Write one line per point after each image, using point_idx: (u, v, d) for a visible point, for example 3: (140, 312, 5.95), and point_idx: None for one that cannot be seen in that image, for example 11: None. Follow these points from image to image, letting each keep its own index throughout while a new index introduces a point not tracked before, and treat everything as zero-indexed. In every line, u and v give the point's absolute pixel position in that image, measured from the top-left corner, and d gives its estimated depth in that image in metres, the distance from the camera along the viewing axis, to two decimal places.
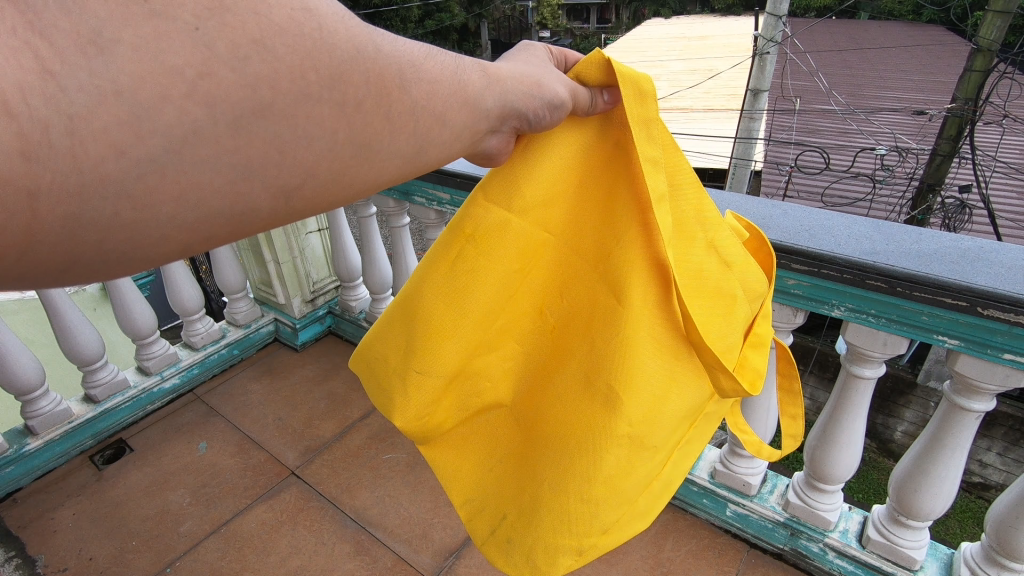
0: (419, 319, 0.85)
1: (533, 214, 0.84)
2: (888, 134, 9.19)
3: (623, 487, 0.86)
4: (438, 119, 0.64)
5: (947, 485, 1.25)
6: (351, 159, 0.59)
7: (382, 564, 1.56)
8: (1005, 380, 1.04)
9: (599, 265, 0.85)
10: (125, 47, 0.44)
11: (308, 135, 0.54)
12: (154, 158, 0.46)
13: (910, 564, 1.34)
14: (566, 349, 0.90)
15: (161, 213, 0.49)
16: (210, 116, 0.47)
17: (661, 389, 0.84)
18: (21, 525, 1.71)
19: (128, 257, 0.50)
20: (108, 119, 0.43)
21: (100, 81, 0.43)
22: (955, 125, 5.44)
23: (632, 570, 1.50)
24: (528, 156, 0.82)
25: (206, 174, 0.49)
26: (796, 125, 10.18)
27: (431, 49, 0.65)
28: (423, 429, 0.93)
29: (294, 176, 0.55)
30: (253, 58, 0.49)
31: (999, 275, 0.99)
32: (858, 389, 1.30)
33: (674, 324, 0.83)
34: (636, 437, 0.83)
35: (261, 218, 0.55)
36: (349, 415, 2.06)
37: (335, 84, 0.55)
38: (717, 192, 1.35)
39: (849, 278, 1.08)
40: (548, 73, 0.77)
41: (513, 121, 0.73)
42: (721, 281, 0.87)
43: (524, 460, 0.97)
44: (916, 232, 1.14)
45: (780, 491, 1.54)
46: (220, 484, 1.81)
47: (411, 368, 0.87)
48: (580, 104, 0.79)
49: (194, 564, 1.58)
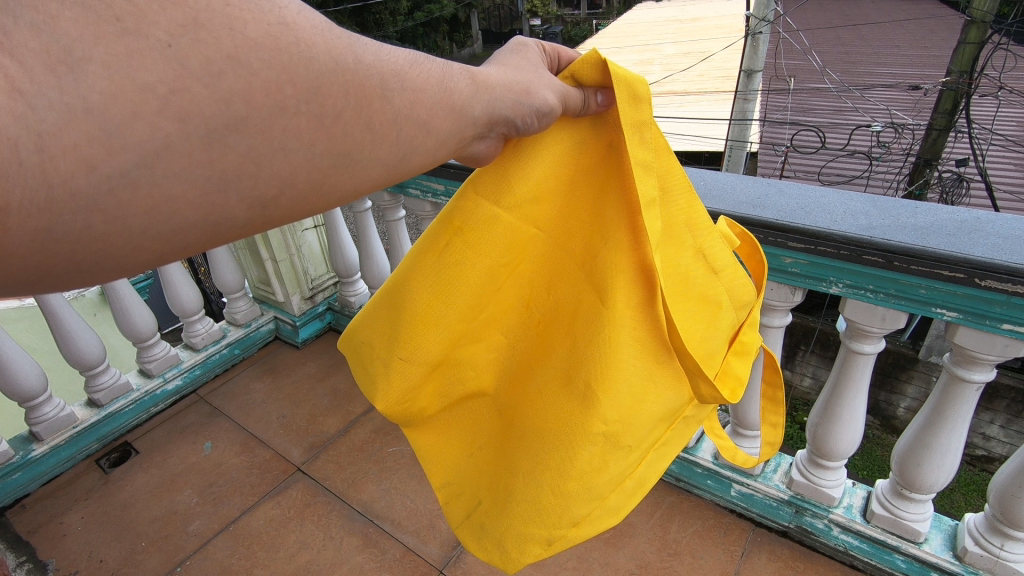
0: (405, 308, 0.85)
1: (521, 211, 0.84)
2: (884, 110, 9.14)
3: (597, 483, 0.88)
4: (422, 128, 0.66)
5: (950, 457, 1.25)
6: (331, 169, 0.59)
7: (391, 555, 1.57)
8: (1004, 350, 1.04)
9: (585, 266, 0.85)
10: (96, 65, 0.44)
11: (284, 147, 0.55)
12: (126, 173, 0.47)
13: (913, 537, 1.34)
14: (550, 344, 0.90)
15: (136, 225, 0.49)
16: (182, 131, 0.48)
17: (640, 389, 0.85)
18: (31, 530, 1.72)
19: (101, 265, 0.51)
20: (78, 135, 0.44)
21: (69, 99, 0.43)
22: (950, 99, 5.41)
23: (638, 555, 1.51)
24: (521, 156, 0.82)
25: (179, 187, 0.50)
26: (792, 106, 10.13)
27: (418, 56, 0.66)
28: (406, 412, 0.94)
29: (271, 186, 0.56)
30: (228, 73, 0.50)
31: (994, 244, 0.99)
32: (858, 365, 1.29)
33: (656, 328, 0.84)
34: (610, 436, 0.84)
35: (237, 226, 0.56)
36: (353, 410, 2.07)
37: (313, 95, 0.55)
38: (714, 173, 1.35)
39: (846, 254, 1.08)
40: (538, 78, 0.76)
41: (501, 127, 0.74)
42: (706, 287, 0.90)
43: (503, 449, 0.97)
44: (912, 205, 1.14)
45: (783, 469, 1.55)
46: (227, 483, 1.82)
47: (395, 355, 0.88)
48: (571, 106, 0.79)
49: (205, 562, 1.59)
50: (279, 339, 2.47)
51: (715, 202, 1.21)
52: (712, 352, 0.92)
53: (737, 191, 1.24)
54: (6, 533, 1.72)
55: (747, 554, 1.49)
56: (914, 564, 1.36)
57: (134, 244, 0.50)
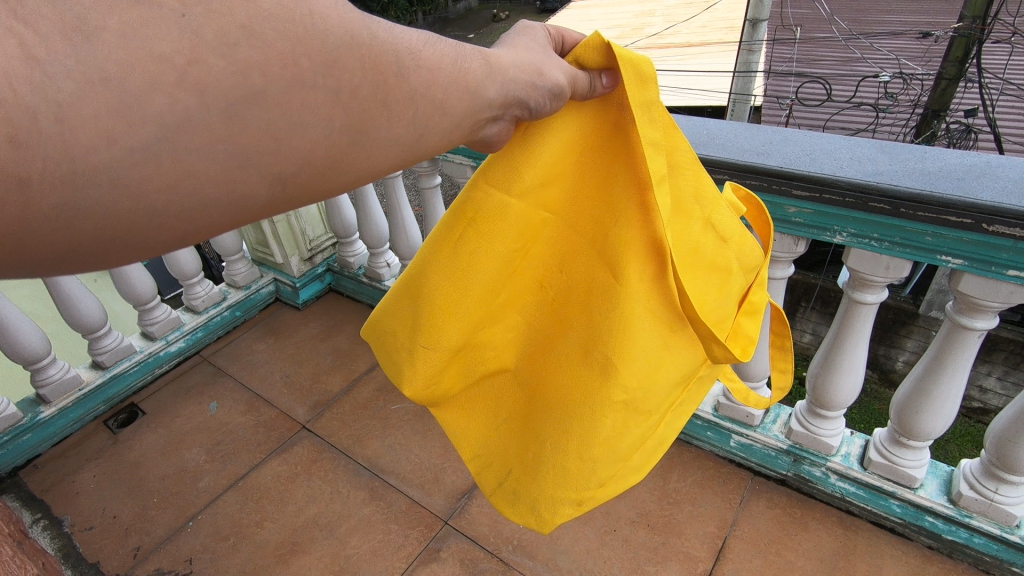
0: (426, 299, 0.85)
1: (534, 194, 0.82)
2: (893, 60, 8.86)
3: (620, 447, 0.89)
4: (439, 107, 0.63)
5: (948, 405, 1.26)
6: (348, 146, 0.57)
7: (397, 507, 1.61)
8: (1009, 297, 1.03)
9: (598, 243, 0.83)
10: (111, 33, 0.43)
11: (302, 123, 0.53)
12: (147, 146, 0.45)
13: (909, 483, 1.36)
14: (568, 321, 0.89)
15: (158, 201, 0.48)
16: (201, 103, 0.47)
17: (656, 359, 0.85)
18: (45, 488, 1.76)
19: (123, 245, 0.49)
20: (98, 106, 0.43)
21: (87, 69, 0.42)
22: (962, 46, 5.22)
23: (639, 504, 1.54)
24: (529, 138, 0.79)
25: (200, 162, 0.48)
26: (797, 57, 9.83)
27: (430, 36, 0.63)
28: (433, 394, 0.94)
29: (290, 164, 0.54)
30: (242, 44, 0.48)
31: (1003, 188, 0.96)
32: (859, 316, 1.28)
33: (670, 300, 0.83)
34: (631, 403, 0.85)
35: (258, 205, 0.54)
36: (355, 369, 2.08)
37: (330, 69, 0.53)
38: (718, 120, 1.31)
39: (851, 201, 1.06)
40: (547, 59, 0.73)
41: (517, 110, 0.71)
42: (718, 258, 0.88)
43: (528, 421, 0.98)
44: (921, 150, 1.10)
45: (783, 420, 1.56)
46: (234, 441, 1.85)
47: (419, 344, 0.87)
48: (579, 91, 0.76)
49: (216, 516, 1.63)
50: (280, 301, 2.47)
51: (718, 152, 1.18)
52: (723, 316, 0.90)
53: (741, 140, 1.21)
54: (21, 491, 1.76)
55: (745, 502, 1.53)
56: (908, 509, 1.37)
57: (155, 223, 0.49)
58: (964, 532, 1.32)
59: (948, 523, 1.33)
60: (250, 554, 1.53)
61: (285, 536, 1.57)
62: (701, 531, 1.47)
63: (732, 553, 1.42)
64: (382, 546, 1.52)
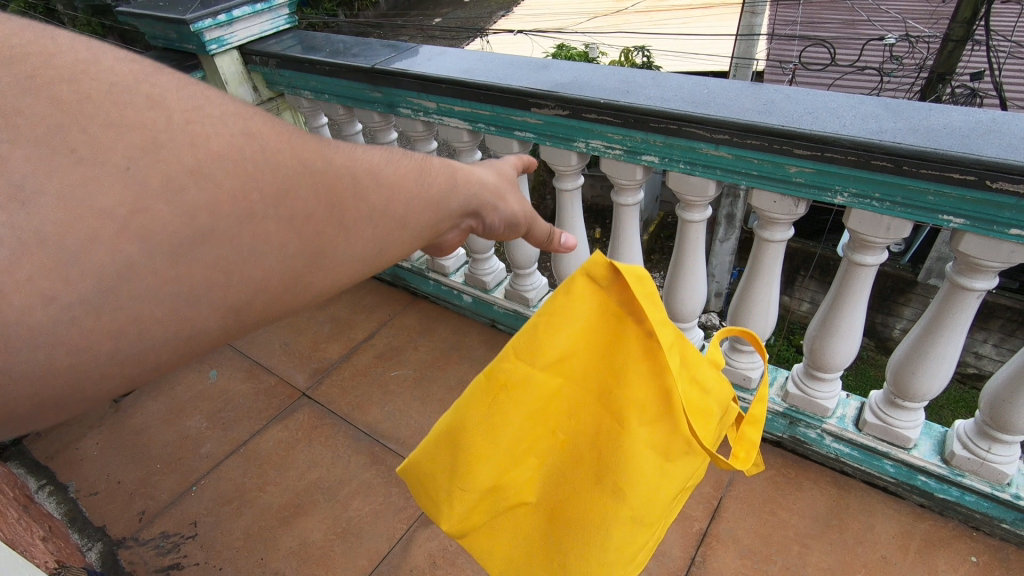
0: (462, 449, 0.95)
1: (553, 367, 0.92)
2: (900, 22, 8.65)
3: (632, 551, 0.93)
4: (398, 222, 0.63)
5: (945, 365, 1.26)
6: (305, 268, 0.55)
7: (397, 471, 1.63)
8: (1010, 256, 1.03)
9: (603, 392, 0.92)
10: (48, 197, 0.40)
11: (257, 253, 0.50)
12: (87, 302, 0.42)
13: (903, 443, 1.37)
14: (580, 450, 0.93)
15: (101, 354, 0.44)
16: (145, 251, 0.43)
17: (656, 478, 0.91)
18: (50, 456, 1.78)
19: (62, 398, 0.45)
20: (32, 268, 0.40)
21: (19, 231, 0.39)
22: (971, 6, 5.08)
23: None
24: (546, 321, 0.90)
25: (148, 310, 0.45)
26: (801, 19, 9.59)
27: (393, 155, 0.66)
28: (467, 532, 0.99)
29: (243, 294, 0.51)
30: (190, 187, 0.46)
31: (1008, 144, 0.95)
32: (859, 277, 1.27)
33: (671, 428, 0.90)
34: (636, 514, 0.91)
35: (210, 338, 0.50)
36: (354, 336, 2.09)
37: (282, 199, 0.52)
38: (718, 78, 1.28)
39: (853, 160, 1.04)
40: (508, 193, 0.87)
41: (471, 219, 0.79)
42: (705, 402, 0.97)
43: (551, 543, 0.97)
44: (925, 108, 1.08)
45: (779, 384, 1.56)
46: (234, 409, 1.87)
47: (456, 487, 0.96)
48: (536, 233, 0.94)
49: (219, 481, 1.65)
50: None
51: (718, 111, 1.15)
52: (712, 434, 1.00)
53: (742, 99, 1.18)
54: (26, 459, 1.78)
55: None
56: (902, 469, 1.39)
57: (99, 373, 0.45)
58: (955, 490, 1.34)
59: (939, 481, 1.35)
60: (254, 517, 1.56)
61: (287, 500, 1.59)
62: (697, 492, 1.49)
63: (727, 512, 1.45)
64: (383, 508, 1.55)
